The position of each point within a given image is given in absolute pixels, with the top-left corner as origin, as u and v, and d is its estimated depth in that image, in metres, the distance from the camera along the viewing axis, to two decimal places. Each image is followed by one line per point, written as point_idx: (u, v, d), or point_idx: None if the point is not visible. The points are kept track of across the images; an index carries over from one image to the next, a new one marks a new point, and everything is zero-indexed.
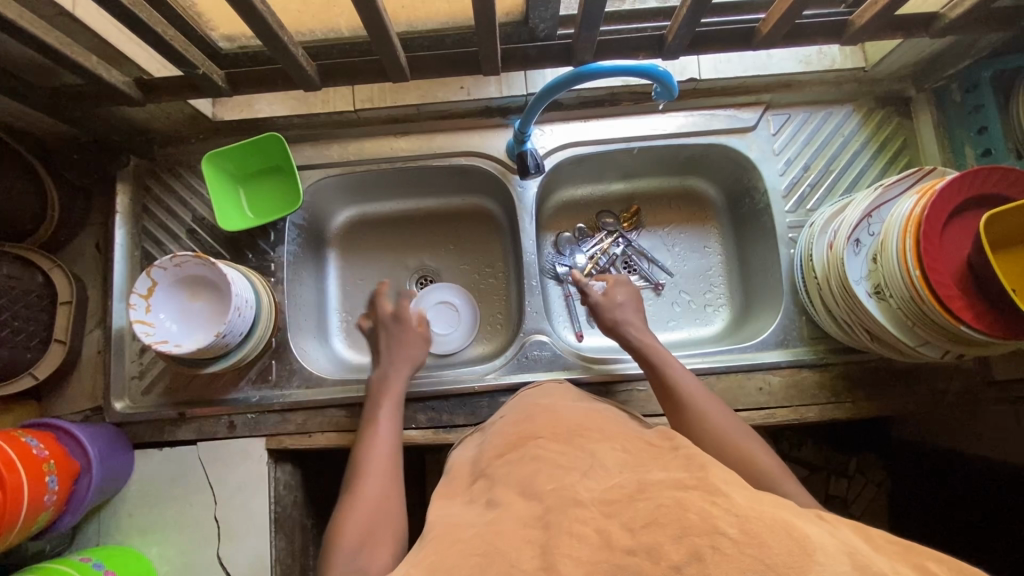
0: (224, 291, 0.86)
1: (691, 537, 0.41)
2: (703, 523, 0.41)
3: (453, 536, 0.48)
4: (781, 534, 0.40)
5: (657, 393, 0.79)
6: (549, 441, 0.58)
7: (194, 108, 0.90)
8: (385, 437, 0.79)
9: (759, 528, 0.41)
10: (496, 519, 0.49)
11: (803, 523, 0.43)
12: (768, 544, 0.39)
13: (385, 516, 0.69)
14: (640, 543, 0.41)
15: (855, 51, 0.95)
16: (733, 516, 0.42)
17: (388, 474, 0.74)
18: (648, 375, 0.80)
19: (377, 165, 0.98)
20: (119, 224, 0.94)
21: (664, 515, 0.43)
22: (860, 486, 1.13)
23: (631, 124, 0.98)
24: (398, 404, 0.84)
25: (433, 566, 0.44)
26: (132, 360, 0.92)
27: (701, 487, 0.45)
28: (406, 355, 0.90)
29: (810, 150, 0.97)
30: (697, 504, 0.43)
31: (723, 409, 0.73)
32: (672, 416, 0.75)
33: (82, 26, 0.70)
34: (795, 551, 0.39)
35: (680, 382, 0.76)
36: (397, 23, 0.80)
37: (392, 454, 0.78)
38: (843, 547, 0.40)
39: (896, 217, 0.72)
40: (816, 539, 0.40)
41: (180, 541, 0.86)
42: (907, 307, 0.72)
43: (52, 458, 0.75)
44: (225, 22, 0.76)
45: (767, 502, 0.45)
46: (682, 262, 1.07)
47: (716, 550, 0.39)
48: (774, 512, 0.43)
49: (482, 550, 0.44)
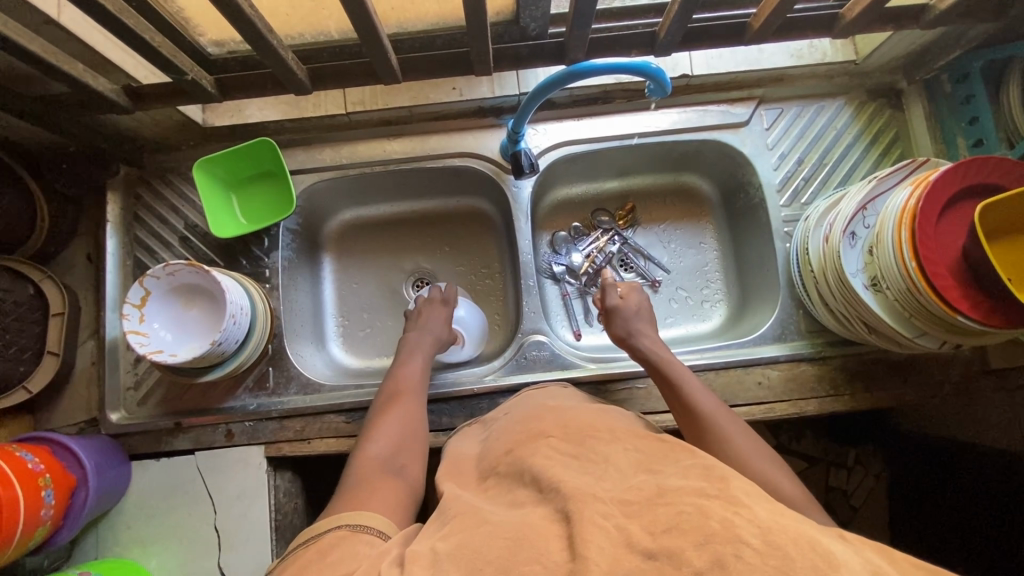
0: (217, 298, 0.85)
1: (714, 544, 0.40)
2: (725, 531, 0.41)
3: (468, 534, 0.48)
4: (806, 547, 0.39)
5: (671, 404, 0.78)
6: (559, 440, 0.58)
7: (183, 115, 0.89)
8: (412, 373, 0.83)
9: (782, 539, 0.40)
10: (504, 519, 0.49)
11: (827, 539, 0.42)
12: (792, 558, 0.39)
13: (409, 442, 0.73)
14: (662, 547, 0.41)
15: (846, 45, 0.95)
16: (755, 527, 0.41)
17: (412, 414, 0.76)
18: (662, 387, 0.79)
19: (370, 167, 0.97)
20: (110, 234, 0.93)
21: (685, 522, 0.43)
22: (860, 476, 1.16)
23: (625, 121, 0.98)
24: (428, 358, 0.86)
25: (464, 542, 0.46)
26: (126, 371, 0.91)
27: (722, 497, 0.45)
28: (443, 334, 0.90)
29: (804, 144, 0.97)
30: (719, 513, 0.43)
31: (739, 425, 0.72)
32: (688, 431, 0.74)
33: (67, 34, 0.69)
34: (821, 566, 0.38)
35: (694, 394, 0.76)
36: (387, 24, 0.80)
37: (416, 395, 0.80)
38: (868, 567, 0.39)
39: (891, 208, 0.72)
40: (843, 556, 0.40)
41: (180, 552, 0.85)
42: (904, 297, 0.72)
43: (48, 471, 0.74)
44: (213, 28, 0.75)
45: (787, 513, 0.45)
46: (678, 259, 1.07)
47: (739, 559, 0.39)
48: (797, 526, 0.43)
49: (511, 535, 0.46)
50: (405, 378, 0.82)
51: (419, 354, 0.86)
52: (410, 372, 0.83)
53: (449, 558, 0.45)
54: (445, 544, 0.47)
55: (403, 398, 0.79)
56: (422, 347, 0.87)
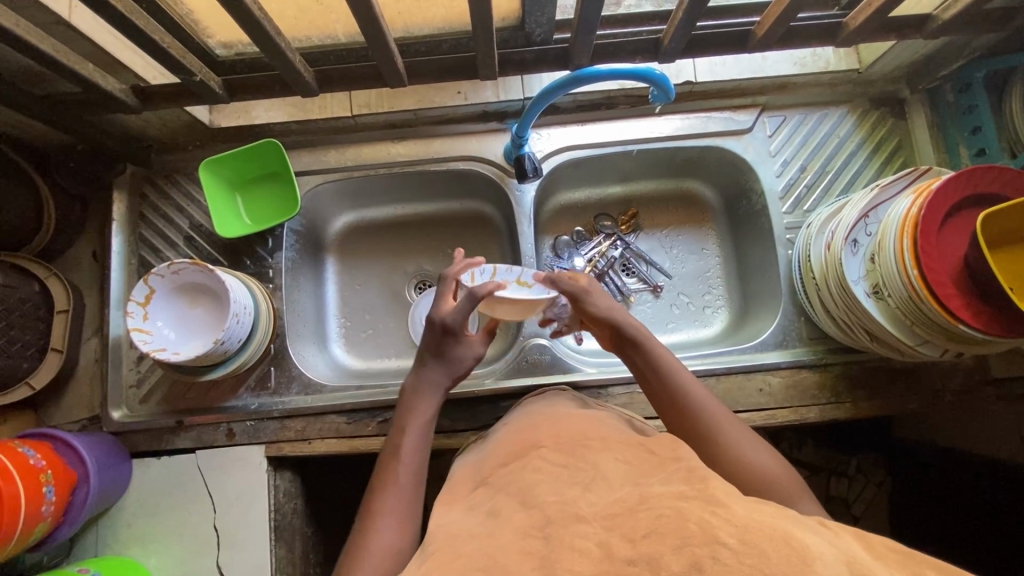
0: (221, 298, 0.86)
1: (691, 547, 0.41)
2: (703, 532, 0.42)
3: (454, 550, 0.48)
4: (781, 543, 0.41)
5: (657, 395, 0.72)
6: (551, 450, 0.58)
7: (190, 115, 0.90)
8: (420, 419, 0.74)
9: (758, 537, 0.41)
10: (490, 531, 0.49)
11: (804, 534, 0.43)
12: (768, 555, 0.40)
13: (403, 550, 0.62)
14: (640, 553, 0.42)
15: (849, 54, 0.96)
16: (732, 526, 0.42)
17: (407, 509, 0.66)
18: (649, 377, 0.73)
19: (375, 169, 0.98)
20: (116, 232, 0.93)
21: (664, 525, 0.44)
22: (861, 486, 1.14)
23: (628, 127, 0.98)
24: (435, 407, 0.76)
25: (451, 558, 0.47)
26: (129, 369, 0.91)
27: (702, 497, 0.46)
28: (459, 363, 0.78)
29: (807, 151, 0.97)
30: (697, 514, 0.44)
31: (730, 417, 0.68)
32: (673, 422, 0.69)
33: (78, 34, 0.70)
34: (795, 562, 0.39)
35: (686, 386, 0.71)
36: (395, 28, 0.80)
37: (417, 454, 0.71)
38: (842, 557, 0.40)
39: (893, 216, 0.72)
40: (816, 549, 0.41)
41: (180, 551, 0.85)
42: (905, 306, 0.72)
43: (50, 468, 0.74)
44: (222, 31, 0.76)
45: (767, 513, 0.46)
46: (680, 264, 1.07)
47: (716, 561, 0.40)
48: (774, 523, 0.44)
49: (495, 548, 0.47)
50: (399, 456, 0.70)
51: (419, 421, 0.74)
52: (415, 422, 0.73)
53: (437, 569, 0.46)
54: (431, 559, 0.48)
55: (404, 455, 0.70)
56: (421, 413, 0.74)
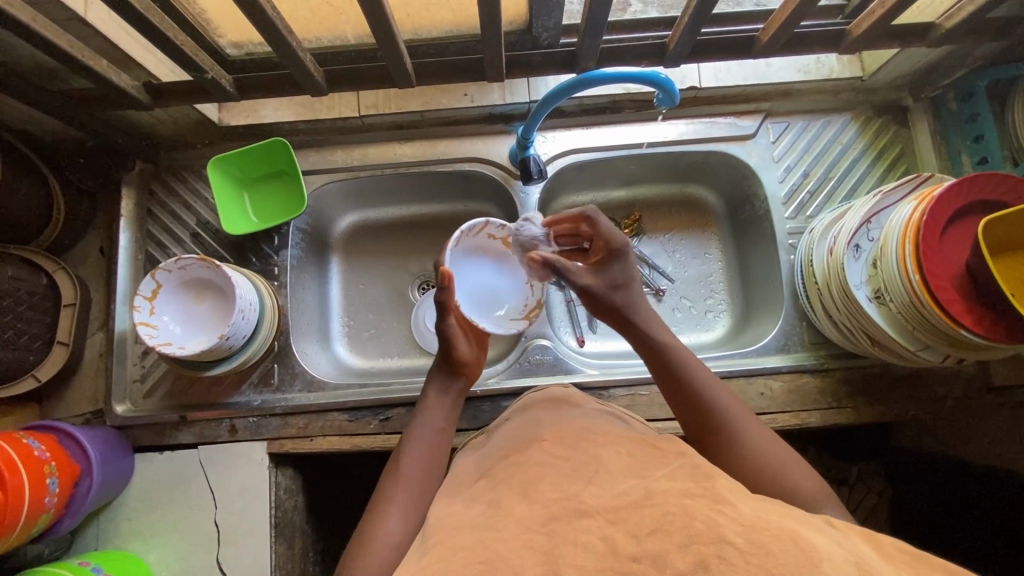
0: (229, 294, 0.87)
1: (697, 545, 0.42)
2: (709, 531, 0.42)
3: (456, 542, 0.49)
4: (788, 544, 0.41)
5: (669, 392, 0.72)
6: (553, 445, 0.59)
7: (200, 112, 0.92)
8: (431, 412, 0.76)
9: (765, 537, 0.42)
10: (492, 523, 0.49)
11: (812, 534, 0.43)
12: (775, 555, 0.40)
13: (408, 541, 0.62)
14: (646, 551, 0.42)
15: (853, 61, 0.97)
16: (739, 525, 0.43)
17: (417, 502, 0.66)
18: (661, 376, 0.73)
19: (382, 170, 0.99)
20: (124, 228, 0.94)
21: (669, 523, 0.44)
22: (862, 493, 1.15)
23: (632, 131, 0.99)
24: (443, 399, 0.78)
25: (453, 551, 0.47)
26: (133, 363, 0.92)
27: (708, 496, 0.46)
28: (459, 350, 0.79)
29: (810, 157, 0.98)
30: (703, 513, 0.44)
31: (742, 414, 0.68)
32: (687, 419, 0.70)
33: (93, 30, 0.71)
34: (802, 562, 0.39)
35: (698, 384, 0.70)
36: (403, 30, 0.82)
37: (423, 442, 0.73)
38: (849, 558, 0.41)
39: (896, 221, 0.73)
40: (824, 549, 0.41)
41: (180, 546, 0.86)
42: (907, 311, 0.72)
43: (53, 460, 0.74)
44: (234, 30, 0.78)
45: (772, 512, 0.46)
46: (683, 268, 1.07)
47: (722, 560, 0.40)
48: (781, 522, 0.44)
49: (497, 540, 0.47)
50: (407, 445, 0.72)
51: (435, 416, 0.76)
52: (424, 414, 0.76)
53: (439, 564, 0.46)
54: (434, 553, 0.48)
55: (411, 444, 0.72)
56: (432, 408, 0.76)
